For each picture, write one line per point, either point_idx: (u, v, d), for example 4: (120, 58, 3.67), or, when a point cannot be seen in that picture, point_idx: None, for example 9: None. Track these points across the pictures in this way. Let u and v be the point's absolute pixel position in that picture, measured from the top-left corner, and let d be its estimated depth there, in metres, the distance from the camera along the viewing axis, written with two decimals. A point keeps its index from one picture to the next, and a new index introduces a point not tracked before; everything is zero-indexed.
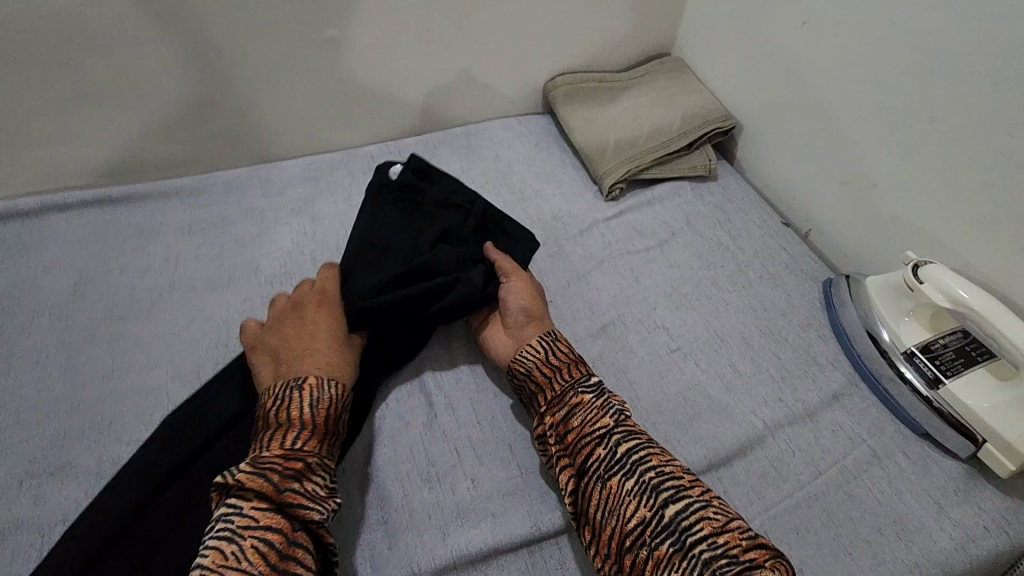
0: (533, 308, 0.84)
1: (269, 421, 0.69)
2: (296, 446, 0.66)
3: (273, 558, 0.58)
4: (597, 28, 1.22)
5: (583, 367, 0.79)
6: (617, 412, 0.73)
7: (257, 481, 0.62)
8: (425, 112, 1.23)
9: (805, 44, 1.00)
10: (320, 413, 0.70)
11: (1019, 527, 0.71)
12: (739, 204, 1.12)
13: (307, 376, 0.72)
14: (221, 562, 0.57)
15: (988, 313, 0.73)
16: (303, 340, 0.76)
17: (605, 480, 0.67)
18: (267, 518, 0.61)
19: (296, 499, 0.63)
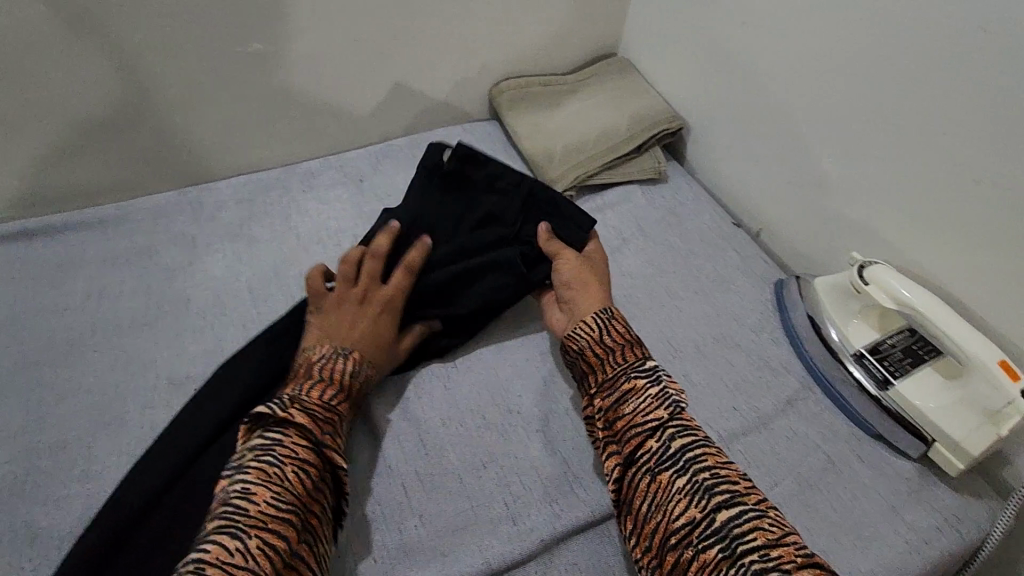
0: (593, 282, 0.81)
1: (308, 372, 0.72)
2: (332, 401, 0.70)
3: (308, 488, 0.62)
4: (539, 31, 1.19)
5: (643, 349, 0.74)
6: (675, 405, 0.66)
7: (306, 418, 0.66)
8: (366, 124, 1.18)
9: (746, 42, 0.99)
10: (356, 384, 0.74)
11: (970, 525, 0.71)
12: (690, 206, 1.10)
13: (353, 351, 0.75)
14: (264, 478, 0.60)
15: (931, 312, 0.73)
16: (356, 315, 0.78)
17: (654, 473, 0.63)
18: (308, 454, 0.64)
19: (332, 446, 0.66)
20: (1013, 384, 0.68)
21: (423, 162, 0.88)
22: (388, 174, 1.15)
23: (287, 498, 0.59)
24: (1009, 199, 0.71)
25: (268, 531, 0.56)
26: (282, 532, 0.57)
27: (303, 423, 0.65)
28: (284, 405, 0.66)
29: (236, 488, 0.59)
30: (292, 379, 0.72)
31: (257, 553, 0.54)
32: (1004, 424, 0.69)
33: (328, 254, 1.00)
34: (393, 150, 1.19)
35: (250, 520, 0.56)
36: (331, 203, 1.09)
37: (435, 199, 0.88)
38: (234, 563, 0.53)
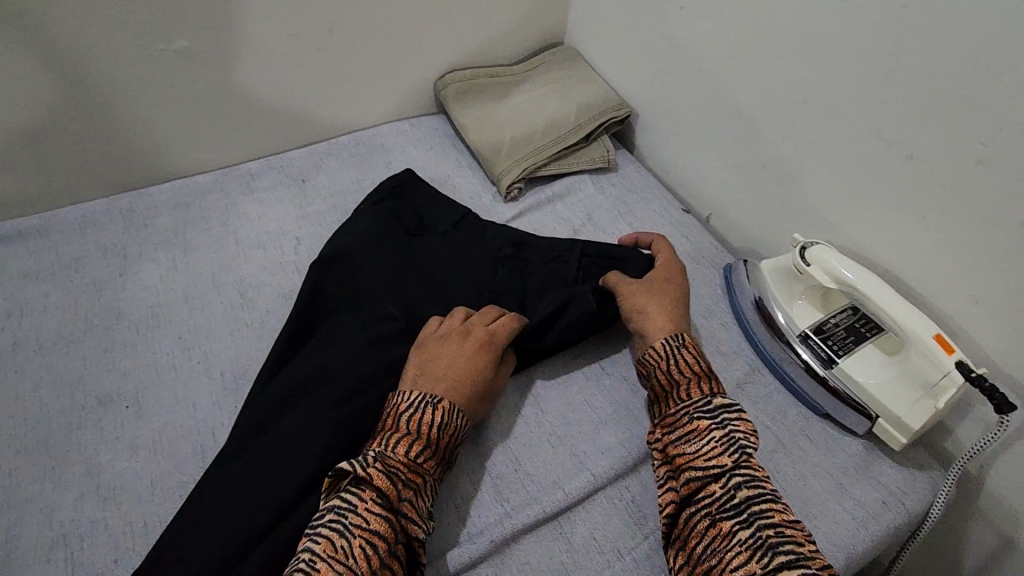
0: (672, 305, 0.82)
1: (395, 425, 0.68)
2: (417, 458, 0.66)
3: (375, 565, 0.58)
4: (481, 21, 1.17)
5: (714, 385, 0.74)
6: (741, 451, 0.67)
7: (383, 481, 0.62)
8: (307, 122, 1.14)
9: (687, 28, 0.98)
10: (444, 436, 0.69)
11: (913, 497, 0.73)
12: (640, 194, 1.10)
13: (442, 398, 0.70)
14: (331, 552, 0.57)
15: (868, 289, 0.73)
16: (455, 354, 0.74)
17: (715, 519, 0.63)
18: (378, 523, 0.60)
19: (408, 513, 0.63)
20: (949, 356, 0.68)
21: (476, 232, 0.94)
22: (333, 173, 1.11)
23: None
24: (939, 176, 0.71)
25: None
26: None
27: (377, 487, 0.62)
28: (364, 462, 0.63)
29: (304, 560, 0.57)
30: (381, 425, 0.69)
31: None
32: (944, 395, 0.70)
33: (270, 259, 0.97)
34: (338, 149, 1.15)
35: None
36: (273, 205, 1.05)
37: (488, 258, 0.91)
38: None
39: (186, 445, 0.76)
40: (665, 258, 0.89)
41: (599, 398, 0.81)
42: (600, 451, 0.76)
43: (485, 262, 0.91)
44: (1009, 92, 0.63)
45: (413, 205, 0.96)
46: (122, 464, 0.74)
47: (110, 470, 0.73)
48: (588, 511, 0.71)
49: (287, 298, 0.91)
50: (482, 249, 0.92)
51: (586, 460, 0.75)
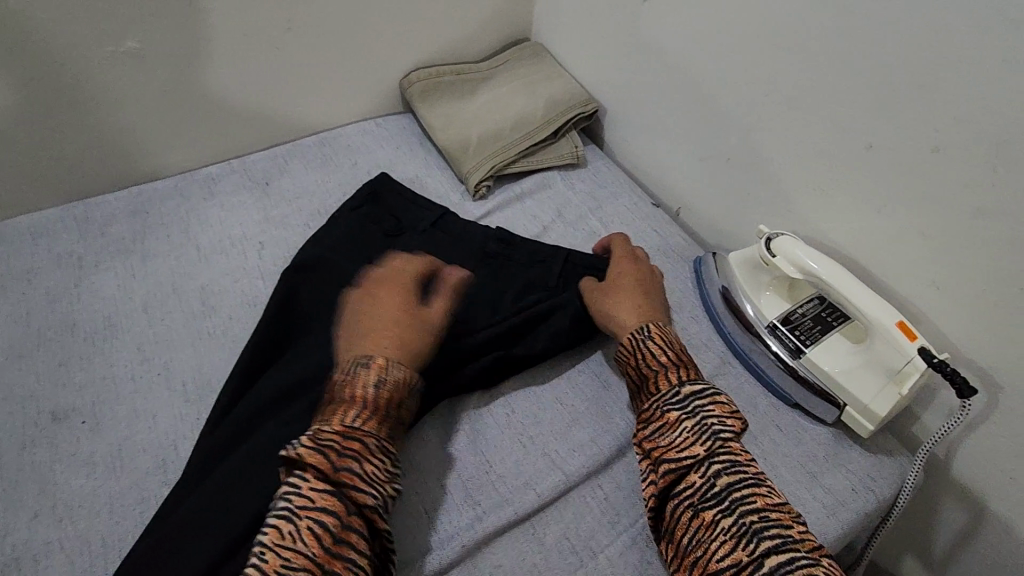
0: (636, 296, 0.81)
1: (333, 398, 0.68)
2: (355, 423, 0.65)
3: (326, 542, 0.57)
4: (445, 18, 1.15)
5: (683, 373, 0.73)
6: (715, 438, 0.67)
7: (315, 457, 0.60)
8: (270, 124, 1.12)
9: (651, 22, 0.98)
10: (383, 392, 0.68)
11: (882, 483, 0.73)
12: (609, 189, 1.09)
13: (374, 357, 0.70)
14: (278, 540, 0.56)
15: (832, 279, 0.74)
16: (375, 310, 0.76)
17: (697, 510, 0.63)
18: (323, 500, 0.59)
19: (352, 482, 0.61)
20: (911, 342, 0.68)
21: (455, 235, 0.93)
22: (297, 175, 1.09)
23: (298, 563, 0.55)
24: (899, 165, 0.71)
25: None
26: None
27: (312, 465, 0.60)
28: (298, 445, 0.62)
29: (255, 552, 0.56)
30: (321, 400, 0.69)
31: None
32: (907, 382, 0.70)
33: (233, 264, 0.94)
34: (302, 151, 1.13)
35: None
36: (235, 209, 1.02)
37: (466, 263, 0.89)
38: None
39: (146, 459, 0.73)
40: (629, 250, 0.89)
41: (570, 397, 0.80)
42: (572, 449, 0.75)
43: (455, 262, 0.89)
44: (963, 79, 0.63)
45: (378, 206, 0.94)
46: (79, 482, 0.71)
47: (66, 488, 0.70)
48: (561, 512, 0.71)
49: (250, 304, 0.89)
50: (450, 249, 0.91)
51: (557, 460, 0.74)
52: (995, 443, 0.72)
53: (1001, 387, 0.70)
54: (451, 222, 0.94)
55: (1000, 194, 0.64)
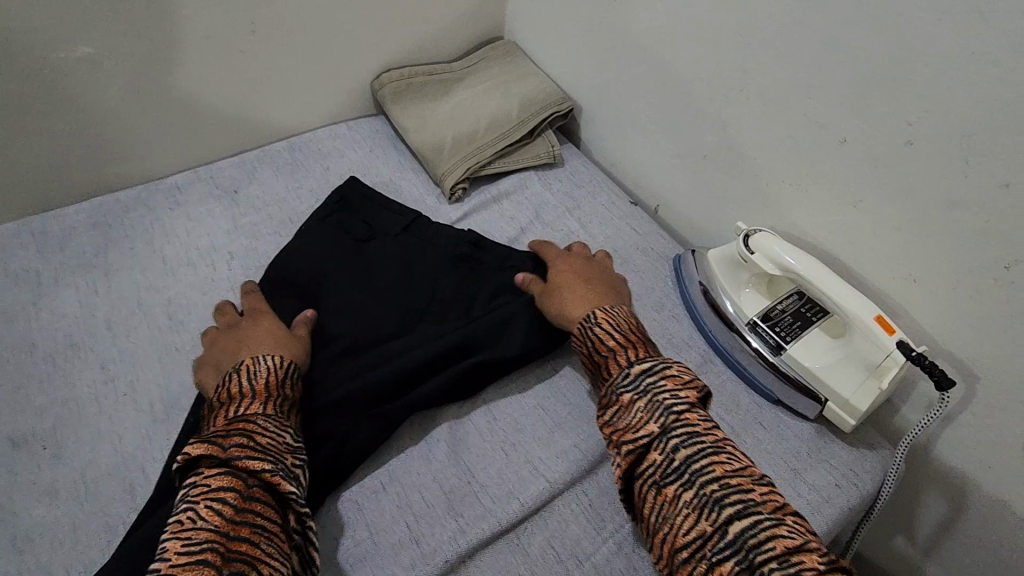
0: (579, 287, 0.81)
1: (213, 408, 0.67)
2: (244, 411, 0.65)
3: (228, 514, 0.56)
4: (415, 18, 1.12)
5: (632, 354, 0.72)
6: (668, 413, 0.65)
7: (202, 446, 0.60)
8: (237, 130, 1.08)
9: (625, 19, 0.97)
10: (264, 381, 0.68)
11: (865, 477, 0.73)
12: (587, 189, 1.08)
13: (244, 359, 0.70)
14: (177, 527, 0.54)
15: (810, 275, 0.74)
16: (235, 334, 0.76)
17: (661, 488, 0.62)
18: (217, 483, 0.58)
19: (243, 454, 0.60)
20: (890, 337, 0.68)
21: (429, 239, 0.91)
22: (266, 181, 1.06)
23: (202, 536, 0.54)
24: (873, 159, 0.71)
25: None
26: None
27: (202, 453, 0.60)
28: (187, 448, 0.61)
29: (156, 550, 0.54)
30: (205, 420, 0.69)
31: None
32: (886, 376, 0.70)
33: (201, 276, 0.91)
34: (271, 157, 1.10)
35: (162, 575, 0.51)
36: (203, 219, 0.99)
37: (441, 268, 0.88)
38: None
39: (112, 485, 0.70)
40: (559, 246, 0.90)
41: (553, 402, 0.79)
42: (556, 455, 0.74)
43: (431, 268, 0.88)
44: (935, 72, 0.63)
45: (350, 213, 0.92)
46: (41, 510, 0.68)
47: (27, 517, 0.67)
48: (546, 520, 0.69)
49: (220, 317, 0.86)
50: (426, 254, 0.89)
51: (540, 467, 0.72)
52: (972, 432, 0.73)
53: (977, 377, 0.70)
54: (426, 227, 0.92)
55: (973, 187, 0.64)
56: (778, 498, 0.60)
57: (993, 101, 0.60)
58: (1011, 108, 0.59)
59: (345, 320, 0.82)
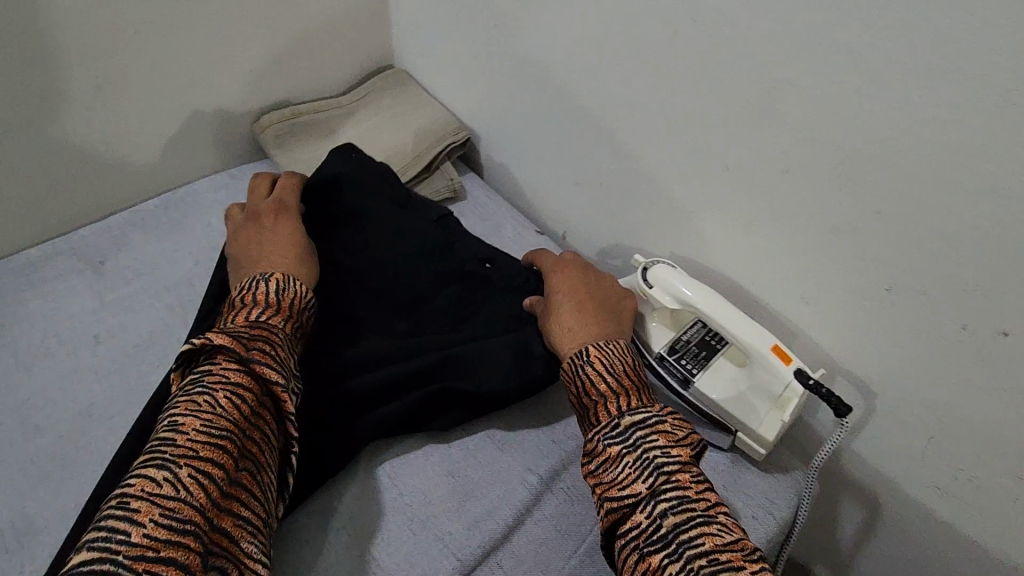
0: (573, 316, 0.74)
1: (232, 307, 0.69)
2: (263, 317, 0.67)
3: (243, 411, 0.58)
4: (288, 53, 1.05)
5: (625, 402, 0.66)
6: (657, 473, 0.60)
7: (227, 340, 0.61)
8: (98, 193, 0.98)
9: (504, 47, 0.93)
10: (287, 299, 0.71)
11: (780, 505, 0.73)
12: (491, 221, 1.03)
13: (273, 273, 0.73)
14: (193, 408, 0.56)
15: (706, 307, 0.72)
16: (260, 238, 0.79)
17: (644, 554, 0.57)
18: (233, 378, 0.60)
19: (262, 361, 0.62)
20: (787, 366, 0.68)
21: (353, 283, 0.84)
22: (137, 247, 0.96)
23: (219, 424, 0.56)
24: (754, 185, 0.70)
25: (198, 459, 0.53)
26: (211, 459, 0.54)
27: (224, 346, 0.61)
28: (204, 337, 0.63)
29: (168, 421, 0.56)
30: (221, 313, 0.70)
31: (201, 487, 0.52)
32: (788, 407, 0.71)
33: (62, 368, 0.81)
34: (142, 217, 0.99)
35: (177, 450, 0.53)
36: (63, 298, 0.89)
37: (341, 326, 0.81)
38: (160, 493, 0.50)
39: None
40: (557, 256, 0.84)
41: (465, 468, 0.74)
42: (467, 529, 0.69)
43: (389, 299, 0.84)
44: (799, 101, 0.62)
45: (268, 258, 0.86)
46: None
47: None
48: None
49: (85, 416, 0.77)
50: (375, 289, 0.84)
51: (452, 545, 0.68)
52: (877, 445, 0.73)
53: (875, 393, 0.70)
54: (408, 228, 0.88)
55: (848, 212, 0.63)
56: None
57: (854, 130, 0.59)
58: (870, 137, 0.58)
59: None
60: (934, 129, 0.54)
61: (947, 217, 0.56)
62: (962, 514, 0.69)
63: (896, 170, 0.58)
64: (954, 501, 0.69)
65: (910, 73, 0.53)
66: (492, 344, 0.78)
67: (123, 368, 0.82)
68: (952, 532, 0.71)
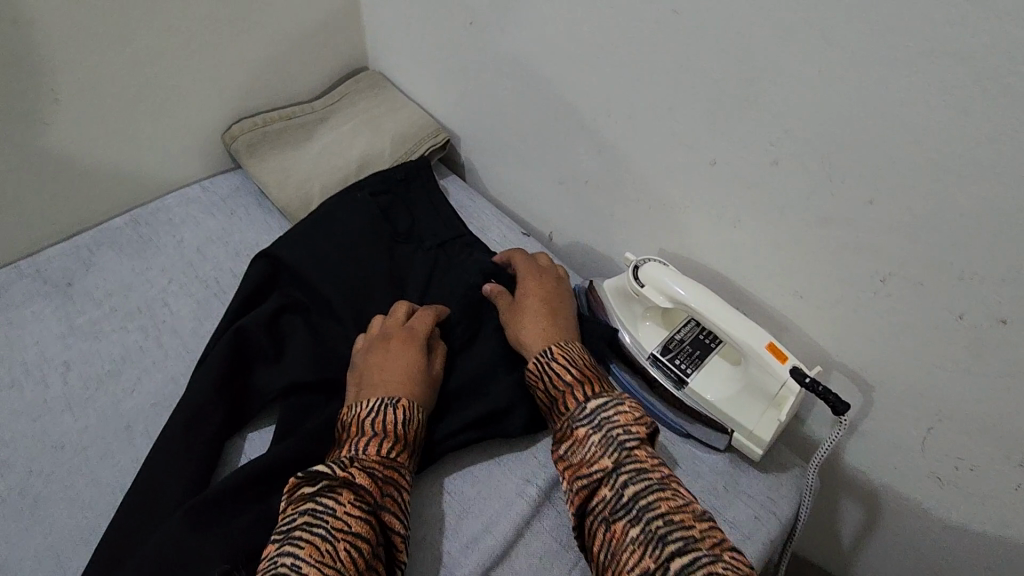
0: (539, 320, 0.76)
1: (359, 429, 0.67)
2: (391, 455, 0.66)
3: (362, 567, 0.57)
4: (256, 59, 1.01)
5: (589, 390, 0.67)
6: (620, 448, 0.61)
7: (365, 483, 0.62)
8: (63, 213, 0.93)
9: (481, 45, 0.90)
10: (412, 432, 0.68)
11: (783, 503, 0.72)
12: (476, 225, 1.01)
13: (398, 397, 0.69)
14: (318, 558, 0.55)
15: (700, 306, 0.71)
16: (385, 360, 0.73)
17: (609, 523, 0.58)
18: (361, 526, 0.59)
19: (388, 512, 0.62)
20: (783, 365, 0.67)
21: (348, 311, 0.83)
22: (106, 267, 0.92)
23: None
24: (742, 180, 0.68)
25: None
26: None
27: (359, 488, 0.61)
28: (343, 469, 0.63)
29: (291, 562, 0.55)
30: (344, 427, 0.69)
31: None
32: (785, 405, 0.69)
33: (30, 400, 0.78)
34: (110, 235, 0.95)
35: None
36: (28, 325, 0.84)
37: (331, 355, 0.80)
38: None
39: None
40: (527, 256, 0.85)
41: (459, 483, 0.72)
42: (465, 547, 0.67)
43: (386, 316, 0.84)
44: (787, 92, 0.60)
45: (269, 284, 0.84)
46: None
47: None
48: None
49: (56, 449, 0.74)
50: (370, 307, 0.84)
51: (451, 564, 0.66)
52: (875, 437, 0.72)
53: (872, 386, 0.69)
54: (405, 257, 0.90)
55: (838, 203, 0.62)
56: (719, 535, 0.56)
57: (846, 118, 0.57)
58: (861, 125, 0.56)
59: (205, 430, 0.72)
60: (930, 114, 0.52)
61: (942, 204, 0.55)
62: (963, 502, 0.68)
63: (889, 158, 0.56)
64: (954, 489, 0.68)
65: (902, 57, 0.51)
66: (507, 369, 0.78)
67: (95, 396, 0.78)
68: (954, 520, 0.71)
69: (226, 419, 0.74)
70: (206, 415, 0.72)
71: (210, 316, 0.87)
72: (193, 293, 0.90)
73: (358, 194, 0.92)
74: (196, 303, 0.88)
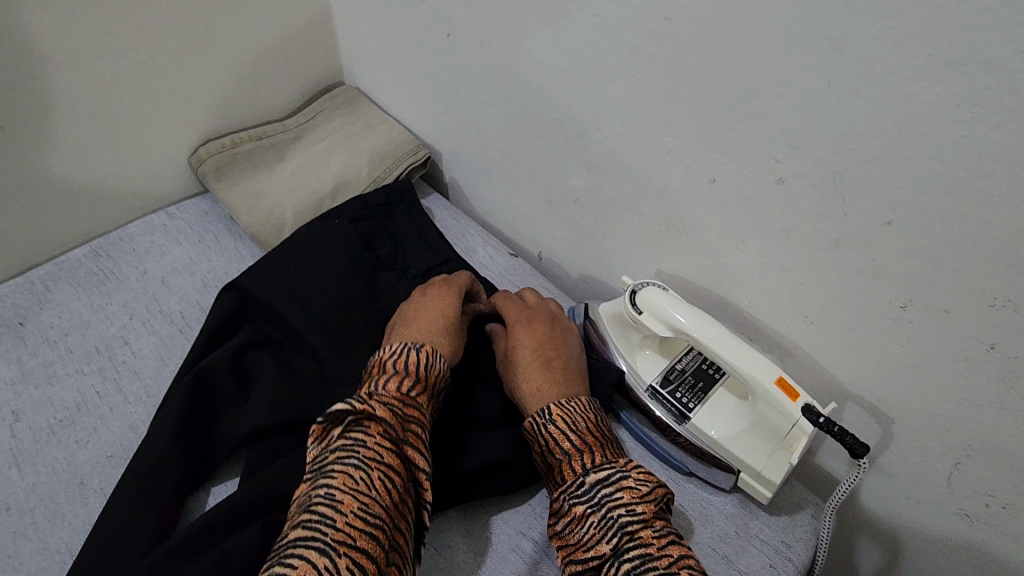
0: (539, 371, 0.68)
1: (381, 367, 0.64)
2: (411, 393, 0.62)
3: (396, 498, 0.55)
4: (225, 77, 0.95)
5: (588, 459, 0.61)
6: (621, 533, 0.55)
7: (387, 412, 0.59)
8: (17, 246, 0.87)
9: (460, 58, 0.85)
10: (433, 377, 0.65)
11: (799, 548, 0.66)
12: (460, 246, 0.95)
13: (421, 343, 0.67)
14: (352, 485, 0.53)
15: (703, 336, 0.65)
16: (422, 315, 0.72)
17: None
18: (391, 457, 0.57)
19: (416, 447, 0.59)
20: (794, 403, 0.61)
21: (323, 346, 0.76)
22: (63, 302, 0.85)
23: (376, 510, 0.52)
24: (745, 198, 0.63)
25: (356, 548, 0.49)
26: (366, 547, 0.50)
27: (382, 419, 0.58)
28: (366, 401, 0.60)
29: (323, 492, 0.52)
30: (369, 370, 0.66)
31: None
32: (797, 448, 0.63)
33: None
34: (67, 268, 0.89)
35: (337, 535, 0.49)
36: None
37: (302, 394, 0.73)
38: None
39: None
40: (522, 298, 0.78)
41: (446, 535, 0.65)
42: None
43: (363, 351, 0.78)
44: (790, 106, 0.55)
45: (237, 319, 0.78)
46: None
47: None
48: None
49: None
50: (347, 341, 0.78)
51: None
52: (895, 470, 0.67)
53: (891, 418, 0.64)
54: (385, 284, 0.84)
55: (850, 223, 0.56)
56: None
57: (857, 133, 0.52)
58: (878, 140, 0.51)
59: (164, 485, 0.65)
60: (952, 127, 0.47)
61: (966, 223, 0.50)
62: (994, 543, 0.63)
63: (906, 175, 0.51)
64: (984, 528, 0.63)
65: (924, 66, 0.46)
66: (495, 407, 0.73)
67: (45, 449, 0.71)
68: (981, 560, 0.65)
69: (187, 472, 0.67)
70: (164, 469, 0.66)
71: (174, 355, 0.80)
72: (156, 330, 0.83)
73: (332, 219, 0.86)
74: (159, 341, 0.82)
